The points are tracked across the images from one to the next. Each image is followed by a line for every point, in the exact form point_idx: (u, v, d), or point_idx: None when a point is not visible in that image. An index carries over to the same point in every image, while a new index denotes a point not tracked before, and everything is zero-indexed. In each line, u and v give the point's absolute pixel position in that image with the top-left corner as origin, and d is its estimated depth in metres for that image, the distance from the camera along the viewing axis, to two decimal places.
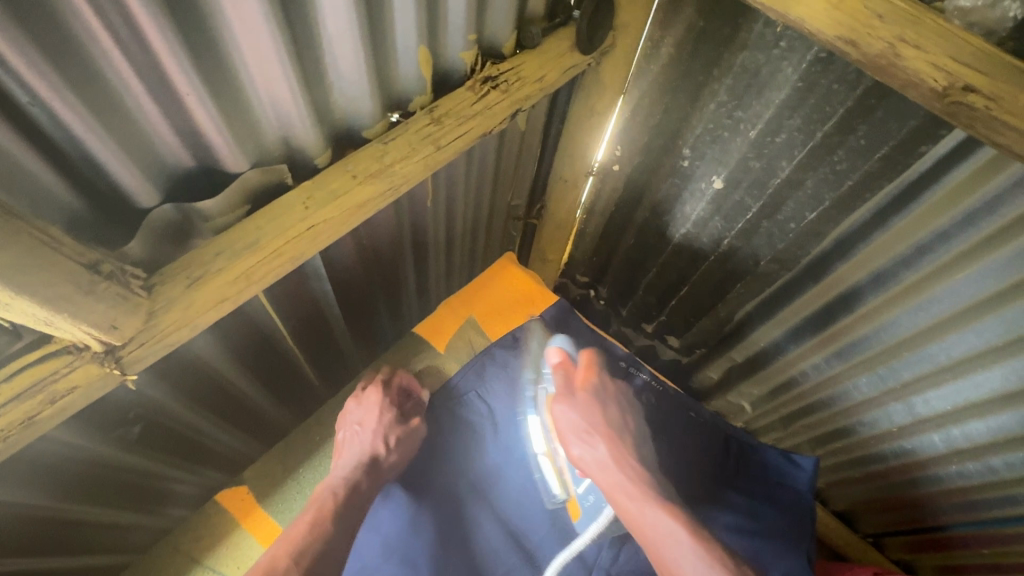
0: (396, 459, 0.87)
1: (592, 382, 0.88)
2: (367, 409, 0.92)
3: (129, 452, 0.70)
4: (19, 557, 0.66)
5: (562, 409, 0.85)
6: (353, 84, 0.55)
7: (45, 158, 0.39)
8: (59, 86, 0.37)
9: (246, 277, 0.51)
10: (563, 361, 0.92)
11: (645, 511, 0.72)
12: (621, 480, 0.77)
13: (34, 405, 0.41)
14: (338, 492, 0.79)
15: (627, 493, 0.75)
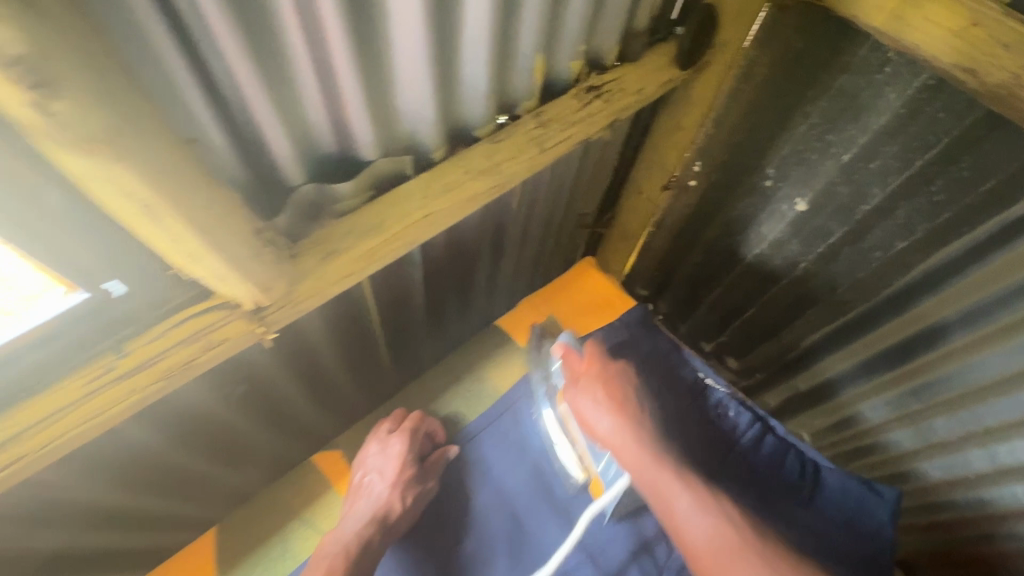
0: (406, 517, 0.92)
1: (593, 369, 0.91)
2: (383, 458, 0.97)
3: (235, 411, 0.75)
4: (143, 495, 0.73)
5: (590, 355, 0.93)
6: (475, 84, 0.59)
7: (218, 117, 0.43)
8: (248, 56, 0.41)
9: (370, 255, 0.56)
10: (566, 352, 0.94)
11: (655, 465, 0.80)
12: (630, 442, 0.83)
13: (194, 350, 0.47)
14: (346, 554, 0.86)
15: (642, 455, 0.81)
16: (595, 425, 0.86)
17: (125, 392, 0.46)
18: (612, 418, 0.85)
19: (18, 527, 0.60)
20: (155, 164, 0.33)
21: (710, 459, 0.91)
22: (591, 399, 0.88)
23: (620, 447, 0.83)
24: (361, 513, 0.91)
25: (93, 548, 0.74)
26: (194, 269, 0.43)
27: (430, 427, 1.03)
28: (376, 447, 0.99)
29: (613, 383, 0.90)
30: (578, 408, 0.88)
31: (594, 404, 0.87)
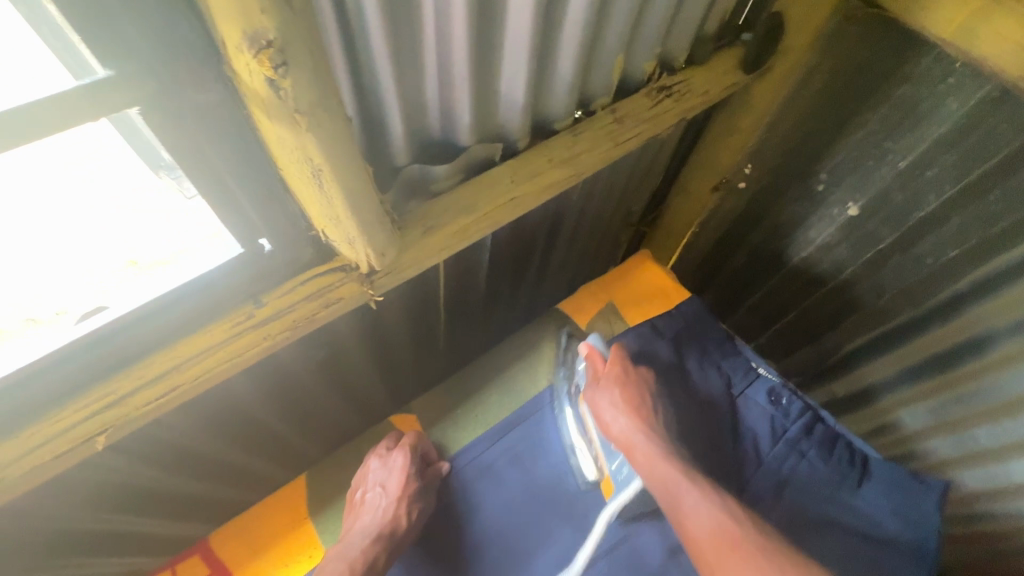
0: (413, 529, 0.84)
1: (616, 370, 0.85)
2: (389, 472, 0.86)
3: (318, 376, 0.81)
4: (234, 447, 0.80)
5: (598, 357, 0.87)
6: (562, 81, 0.64)
7: (355, 95, 0.49)
8: (389, 49, 0.46)
9: (463, 232, 0.62)
10: (591, 351, 0.89)
11: (674, 475, 0.73)
12: (639, 443, 0.77)
13: (315, 305, 0.53)
14: (354, 569, 0.77)
15: (656, 449, 0.76)
16: (610, 427, 0.81)
17: (260, 339, 0.51)
18: (624, 418, 0.80)
19: (133, 461, 0.65)
20: (335, 149, 0.39)
21: (735, 473, 0.83)
22: (609, 404, 0.82)
23: (626, 442, 0.78)
24: (364, 533, 0.81)
25: (183, 493, 0.78)
26: (329, 232, 0.48)
27: (425, 446, 0.91)
28: (370, 470, 0.88)
29: (632, 378, 0.85)
30: (591, 404, 0.83)
31: (609, 403, 0.82)
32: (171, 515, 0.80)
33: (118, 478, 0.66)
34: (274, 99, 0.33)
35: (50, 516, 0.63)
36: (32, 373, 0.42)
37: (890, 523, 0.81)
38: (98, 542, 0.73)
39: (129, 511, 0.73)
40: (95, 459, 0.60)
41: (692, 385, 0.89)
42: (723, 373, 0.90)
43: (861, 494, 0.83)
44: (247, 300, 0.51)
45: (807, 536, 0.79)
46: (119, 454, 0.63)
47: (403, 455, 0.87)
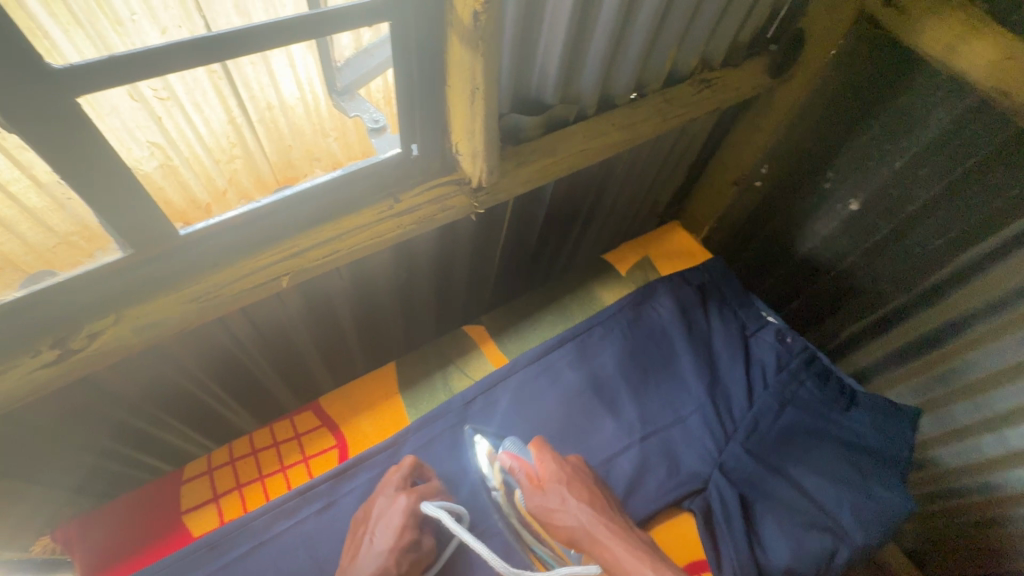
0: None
1: (548, 467, 0.68)
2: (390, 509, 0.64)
3: (393, 298, 0.94)
4: (319, 354, 0.92)
5: (535, 464, 0.69)
6: (630, 64, 0.80)
7: None
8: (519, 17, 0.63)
9: (543, 170, 0.78)
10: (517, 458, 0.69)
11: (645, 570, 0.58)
12: (605, 533, 0.62)
13: (435, 209, 0.68)
14: None
15: (622, 546, 0.61)
16: (562, 521, 0.64)
17: (393, 227, 0.66)
18: (579, 509, 0.64)
19: (256, 339, 0.77)
20: (489, 75, 0.55)
21: (729, 399, 0.82)
22: (560, 490, 0.66)
23: (589, 541, 0.62)
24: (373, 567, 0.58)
25: (273, 392, 0.90)
26: (462, 146, 0.65)
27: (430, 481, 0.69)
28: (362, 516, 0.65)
29: (577, 489, 0.66)
30: (540, 512, 0.65)
31: (551, 494, 0.65)
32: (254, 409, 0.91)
33: (239, 355, 0.78)
34: (470, 26, 0.50)
35: (185, 380, 0.74)
36: (242, 222, 0.57)
37: (875, 442, 0.79)
38: (202, 420, 0.83)
39: (234, 396, 0.84)
40: (235, 327, 0.72)
41: (694, 320, 0.90)
42: (725, 318, 0.91)
43: (847, 419, 0.81)
44: (388, 196, 0.66)
45: (793, 455, 0.78)
46: (250, 330, 0.75)
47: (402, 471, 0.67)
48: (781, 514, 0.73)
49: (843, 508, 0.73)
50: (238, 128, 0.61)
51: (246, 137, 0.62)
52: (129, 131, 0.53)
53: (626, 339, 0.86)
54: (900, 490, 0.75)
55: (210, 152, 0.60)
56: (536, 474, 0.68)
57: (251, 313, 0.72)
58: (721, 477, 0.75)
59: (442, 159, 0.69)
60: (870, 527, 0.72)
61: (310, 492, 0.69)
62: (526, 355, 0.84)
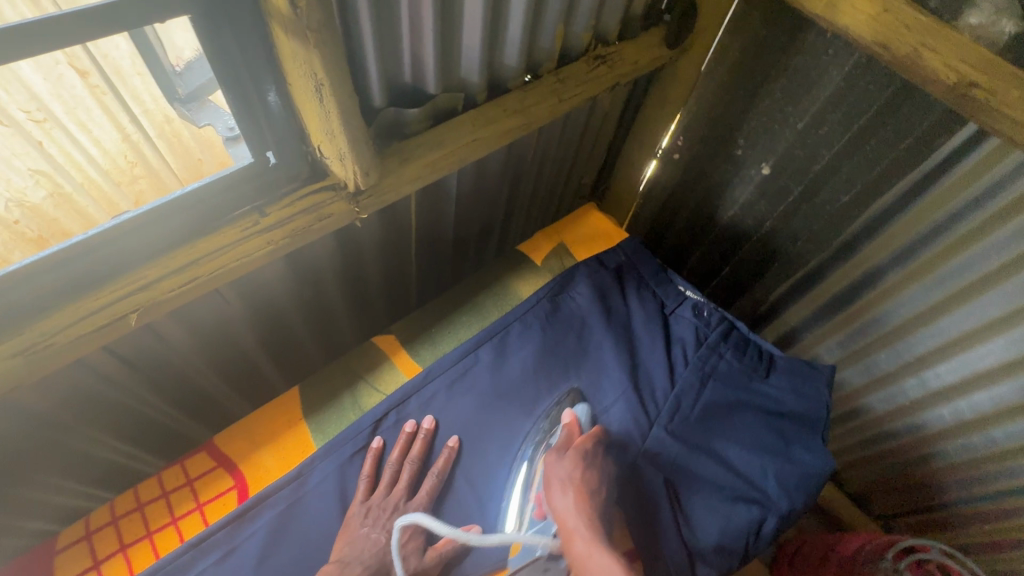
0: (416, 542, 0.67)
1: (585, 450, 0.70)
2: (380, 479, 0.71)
3: (299, 313, 0.88)
4: (221, 382, 0.85)
5: (551, 457, 0.69)
6: (513, 45, 0.76)
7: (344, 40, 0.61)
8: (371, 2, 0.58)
9: (432, 165, 0.73)
10: (572, 421, 0.73)
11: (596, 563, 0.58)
12: (581, 530, 0.62)
13: (309, 219, 0.63)
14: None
15: (585, 543, 0.60)
16: (557, 502, 0.65)
17: (263, 244, 0.60)
18: (571, 502, 0.64)
19: (136, 376, 0.71)
20: (331, 68, 0.50)
21: (652, 382, 0.81)
22: (561, 476, 0.67)
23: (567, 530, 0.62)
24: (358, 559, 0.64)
25: (173, 426, 0.83)
26: (325, 147, 0.59)
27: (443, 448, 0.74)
28: (367, 497, 0.69)
29: (584, 482, 0.66)
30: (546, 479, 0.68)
31: (559, 485, 0.66)
32: (154, 448, 0.84)
33: (118, 394, 0.72)
34: (291, 14, 0.45)
35: (52, 428, 0.67)
36: (70, 255, 0.52)
37: (795, 406, 0.79)
38: (87, 469, 0.75)
39: (125, 438, 0.78)
40: (103, 366, 0.66)
41: (612, 304, 0.88)
42: (644, 298, 0.90)
43: (768, 387, 0.82)
44: (253, 210, 0.60)
45: (716, 431, 0.77)
46: (123, 366, 0.69)
47: (416, 463, 0.72)
48: (706, 492, 0.72)
49: (767, 478, 0.73)
50: (135, 145, 0.61)
51: (146, 155, 0.61)
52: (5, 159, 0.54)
53: (544, 332, 0.84)
54: (821, 452, 0.76)
55: (109, 174, 0.61)
56: (550, 469, 0.68)
57: (116, 348, 0.65)
58: (646, 463, 0.74)
59: (311, 163, 0.63)
60: (792, 492, 0.72)
61: (206, 543, 0.65)
62: (441, 361, 0.80)
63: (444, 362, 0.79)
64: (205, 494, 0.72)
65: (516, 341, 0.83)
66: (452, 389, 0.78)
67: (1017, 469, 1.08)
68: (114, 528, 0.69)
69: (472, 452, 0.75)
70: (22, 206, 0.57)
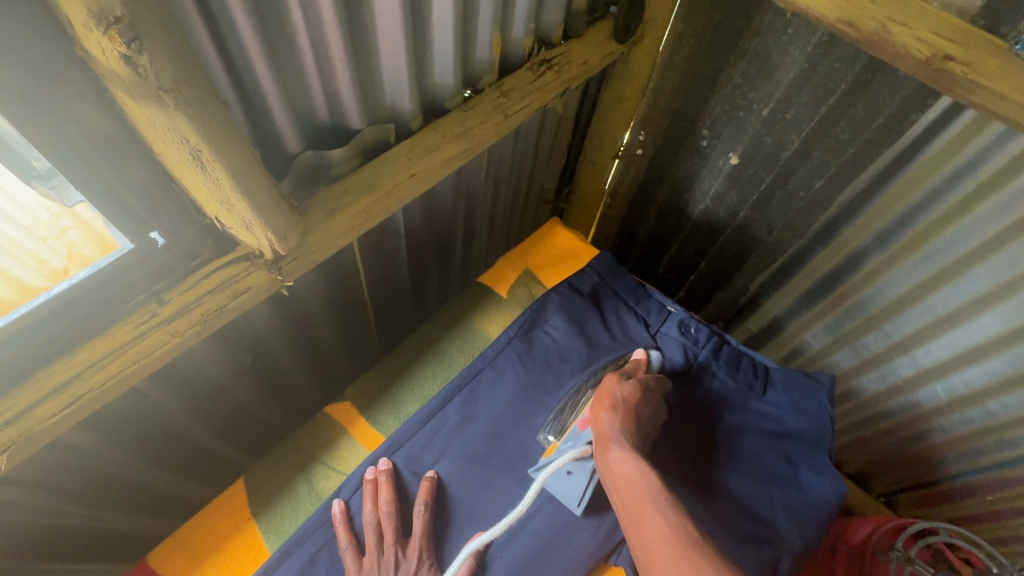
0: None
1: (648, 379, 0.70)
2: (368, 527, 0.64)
3: (246, 384, 0.78)
4: (166, 475, 0.75)
5: (612, 379, 0.69)
6: (445, 61, 0.67)
7: (232, 83, 0.50)
8: (256, 38, 0.48)
9: (365, 213, 0.64)
10: (642, 359, 0.75)
11: (633, 471, 0.57)
12: (622, 440, 0.61)
13: (223, 298, 0.53)
14: None
15: (624, 457, 0.59)
16: (603, 417, 0.64)
17: (167, 337, 0.50)
18: (619, 420, 0.63)
19: (52, 496, 0.61)
20: (205, 131, 0.40)
21: None
22: (616, 395, 0.66)
23: (608, 442, 0.61)
24: None
25: (116, 532, 0.73)
26: (225, 219, 0.49)
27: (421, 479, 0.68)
28: (361, 566, 0.62)
29: (636, 406, 0.66)
30: (603, 389, 0.67)
31: (611, 403, 0.65)
32: (98, 559, 0.74)
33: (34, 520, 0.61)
34: (132, 75, 0.35)
35: None
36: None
37: (797, 423, 0.74)
38: None
39: (56, 561, 0.68)
40: (3, 498, 0.56)
41: (590, 333, 0.81)
42: (624, 321, 0.83)
43: (766, 404, 0.76)
44: (148, 298, 0.50)
45: (718, 462, 0.71)
46: (30, 491, 0.58)
47: (392, 508, 0.65)
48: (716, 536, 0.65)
49: (777, 510, 0.68)
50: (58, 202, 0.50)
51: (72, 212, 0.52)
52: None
53: (517, 374, 0.76)
54: (829, 473, 0.71)
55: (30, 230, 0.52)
56: (607, 388, 0.67)
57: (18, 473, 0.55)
58: None
59: (216, 233, 0.54)
60: (806, 524, 0.68)
61: None
62: (409, 427, 0.72)
63: (411, 426, 0.72)
64: None
65: (489, 390, 0.75)
66: (423, 457, 0.70)
67: (1016, 440, 1.05)
68: None
69: (451, 518, 0.67)
70: None
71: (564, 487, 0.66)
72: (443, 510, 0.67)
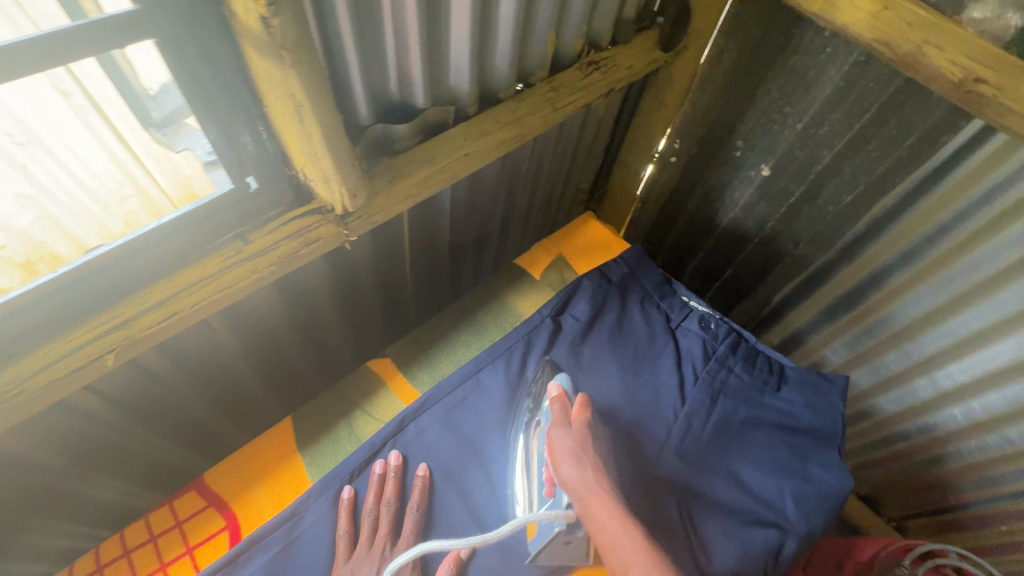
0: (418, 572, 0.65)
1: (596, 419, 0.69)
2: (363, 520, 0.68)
3: (293, 336, 0.85)
4: (215, 412, 0.82)
5: (558, 430, 0.67)
6: (503, 54, 0.73)
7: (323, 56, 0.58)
8: (350, 18, 0.55)
9: (423, 183, 0.71)
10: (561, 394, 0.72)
11: (617, 538, 0.58)
12: (597, 495, 0.62)
13: (296, 244, 0.60)
14: None
15: (613, 512, 0.60)
16: (563, 469, 0.64)
17: (248, 272, 0.58)
18: (585, 474, 0.63)
19: (122, 413, 0.68)
20: (310, 90, 0.47)
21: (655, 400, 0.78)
22: (568, 450, 0.65)
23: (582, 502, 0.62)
24: None
25: (166, 461, 0.80)
26: (310, 172, 0.56)
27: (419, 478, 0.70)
28: (350, 555, 0.66)
29: (591, 452, 0.65)
30: (553, 448, 0.66)
31: (568, 456, 0.65)
32: (146, 485, 0.80)
33: (105, 433, 0.68)
34: (263, 35, 0.42)
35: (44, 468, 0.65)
36: (26, 303, 0.49)
37: (810, 420, 0.77)
38: (77, 507, 0.72)
39: (117, 477, 0.75)
40: (87, 406, 0.63)
41: (615, 320, 0.86)
42: (649, 312, 0.87)
43: (780, 401, 0.79)
44: (235, 237, 0.58)
45: (729, 449, 0.75)
46: (107, 404, 0.66)
47: (392, 504, 0.68)
48: (720, 517, 0.70)
49: (785, 498, 0.71)
50: (124, 166, 0.56)
51: (136, 177, 0.57)
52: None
53: (545, 352, 0.81)
54: (838, 467, 0.74)
55: (95, 199, 0.55)
56: (557, 443, 0.66)
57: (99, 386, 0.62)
58: (657, 488, 0.71)
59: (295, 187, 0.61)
60: (811, 514, 0.70)
61: None
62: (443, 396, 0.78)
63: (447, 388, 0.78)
64: (194, 538, 0.69)
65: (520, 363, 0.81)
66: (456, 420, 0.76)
67: None
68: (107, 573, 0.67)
69: (477, 474, 0.73)
70: (7, 232, 0.52)
71: (559, 554, 0.66)
72: (467, 469, 0.73)
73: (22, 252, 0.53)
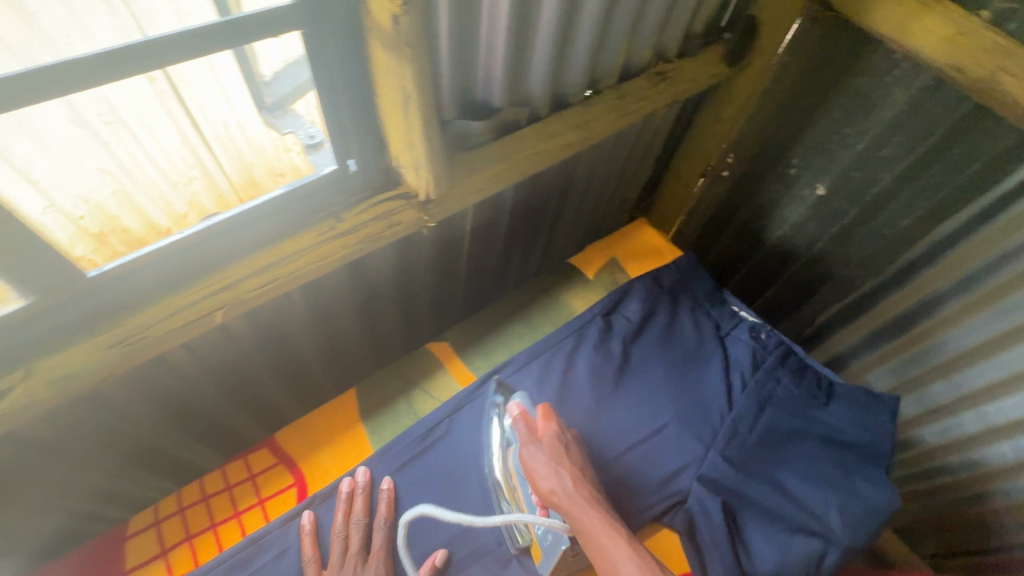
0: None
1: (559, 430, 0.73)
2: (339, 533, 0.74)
3: (354, 315, 0.90)
4: (278, 381, 0.87)
5: (527, 449, 0.70)
6: (579, 61, 0.77)
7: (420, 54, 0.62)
8: (451, 20, 0.60)
9: (494, 178, 0.75)
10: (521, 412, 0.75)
11: (603, 541, 0.63)
12: (580, 503, 0.65)
13: (381, 225, 0.66)
14: None
15: (597, 518, 0.64)
16: (541, 483, 0.67)
17: (338, 246, 0.65)
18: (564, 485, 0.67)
19: (201, 370, 0.73)
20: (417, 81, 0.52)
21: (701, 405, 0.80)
22: (542, 465, 0.68)
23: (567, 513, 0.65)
24: None
25: (229, 422, 0.85)
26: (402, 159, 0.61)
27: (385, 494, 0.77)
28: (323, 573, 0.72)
29: (564, 464, 0.69)
30: (526, 465, 0.69)
31: (542, 472, 0.68)
32: (207, 443, 0.85)
33: (184, 387, 0.74)
34: (391, 30, 0.48)
35: (128, 411, 0.70)
36: (147, 262, 0.59)
37: (858, 436, 0.78)
38: (149, 453, 0.78)
39: (186, 431, 0.80)
40: (174, 358, 0.68)
41: (664, 324, 0.88)
42: (698, 320, 0.89)
43: (829, 415, 0.79)
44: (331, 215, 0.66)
45: (774, 458, 0.76)
46: (190, 360, 0.71)
47: (362, 522, 0.75)
48: (762, 522, 0.72)
49: (830, 509, 0.71)
50: (194, 149, 0.58)
51: (205, 160, 0.60)
52: (76, 161, 0.52)
53: (593, 351, 0.85)
54: (884, 483, 0.74)
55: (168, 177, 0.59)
56: (531, 462, 0.69)
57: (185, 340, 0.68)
58: (701, 489, 0.74)
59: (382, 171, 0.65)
60: (856, 526, 0.70)
61: (264, 540, 0.75)
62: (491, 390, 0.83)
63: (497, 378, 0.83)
64: (266, 490, 0.85)
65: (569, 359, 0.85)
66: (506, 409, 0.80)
67: None
68: (195, 511, 0.83)
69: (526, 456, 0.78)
70: (86, 203, 0.55)
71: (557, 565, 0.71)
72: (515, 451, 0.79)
73: (98, 223, 0.57)
